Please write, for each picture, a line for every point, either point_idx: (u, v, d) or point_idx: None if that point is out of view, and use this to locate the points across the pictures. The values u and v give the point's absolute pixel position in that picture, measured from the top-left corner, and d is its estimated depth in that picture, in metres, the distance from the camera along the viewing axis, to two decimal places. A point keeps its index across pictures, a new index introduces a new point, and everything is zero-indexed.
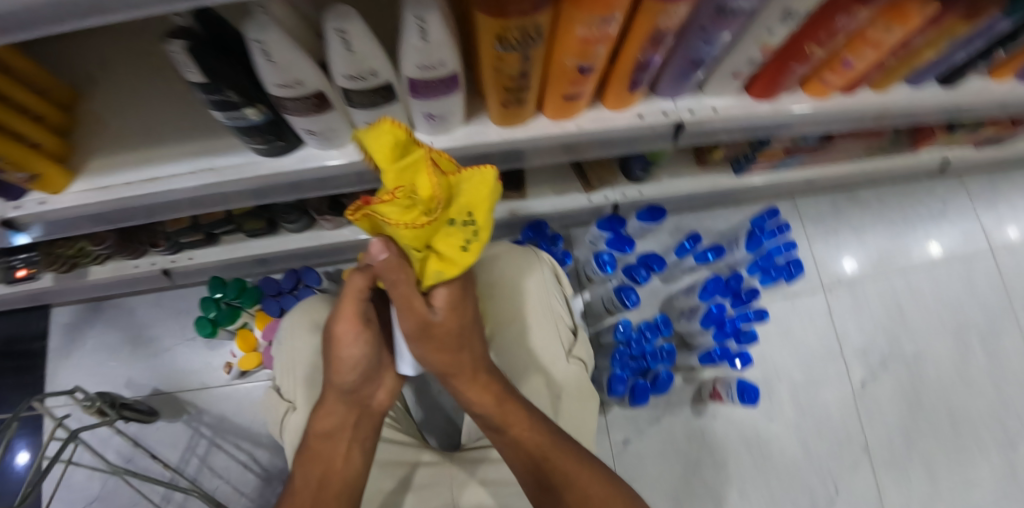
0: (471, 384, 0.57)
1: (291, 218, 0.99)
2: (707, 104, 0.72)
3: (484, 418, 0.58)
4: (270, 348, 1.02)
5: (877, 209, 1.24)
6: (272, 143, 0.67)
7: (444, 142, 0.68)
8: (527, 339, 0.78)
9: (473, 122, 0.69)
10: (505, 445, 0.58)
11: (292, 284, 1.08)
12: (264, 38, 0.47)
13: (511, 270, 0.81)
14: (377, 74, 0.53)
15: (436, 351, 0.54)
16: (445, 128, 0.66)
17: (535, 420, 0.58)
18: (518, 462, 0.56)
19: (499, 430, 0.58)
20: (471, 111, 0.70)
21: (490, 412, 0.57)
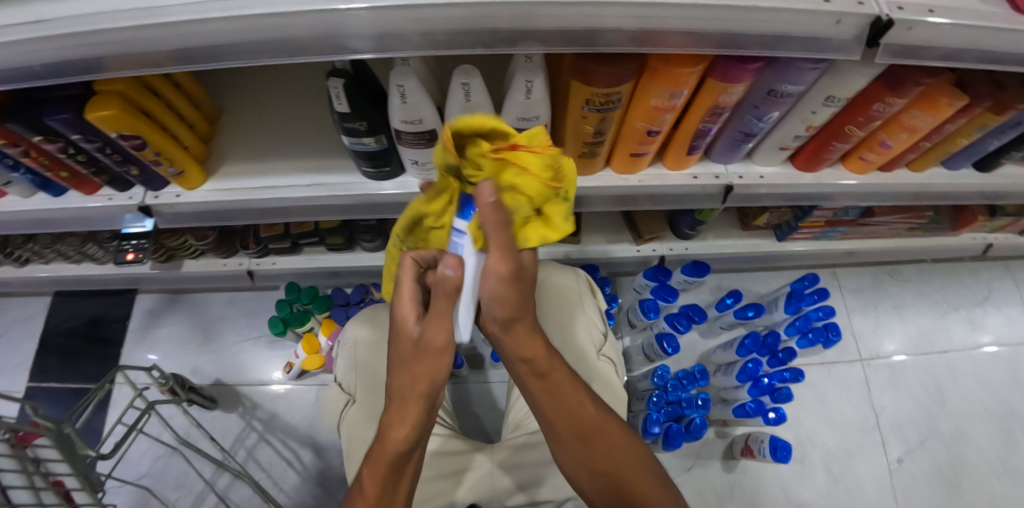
0: (525, 331, 0.58)
1: (369, 237, 1.12)
2: (755, 171, 0.82)
3: (532, 362, 0.59)
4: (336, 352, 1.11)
5: (919, 286, 1.27)
6: (379, 168, 0.80)
7: None
8: (563, 330, 0.84)
9: None
10: (544, 392, 0.60)
11: (360, 297, 1.19)
12: (405, 84, 0.60)
13: (551, 274, 0.90)
14: (483, 120, 0.66)
15: (505, 300, 0.54)
16: None
17: (574, 375, 0.62)
18: (556, 410, 0.59)
19: (541, 376, 0.60)
20: None
21: (538, 355, 0.59)
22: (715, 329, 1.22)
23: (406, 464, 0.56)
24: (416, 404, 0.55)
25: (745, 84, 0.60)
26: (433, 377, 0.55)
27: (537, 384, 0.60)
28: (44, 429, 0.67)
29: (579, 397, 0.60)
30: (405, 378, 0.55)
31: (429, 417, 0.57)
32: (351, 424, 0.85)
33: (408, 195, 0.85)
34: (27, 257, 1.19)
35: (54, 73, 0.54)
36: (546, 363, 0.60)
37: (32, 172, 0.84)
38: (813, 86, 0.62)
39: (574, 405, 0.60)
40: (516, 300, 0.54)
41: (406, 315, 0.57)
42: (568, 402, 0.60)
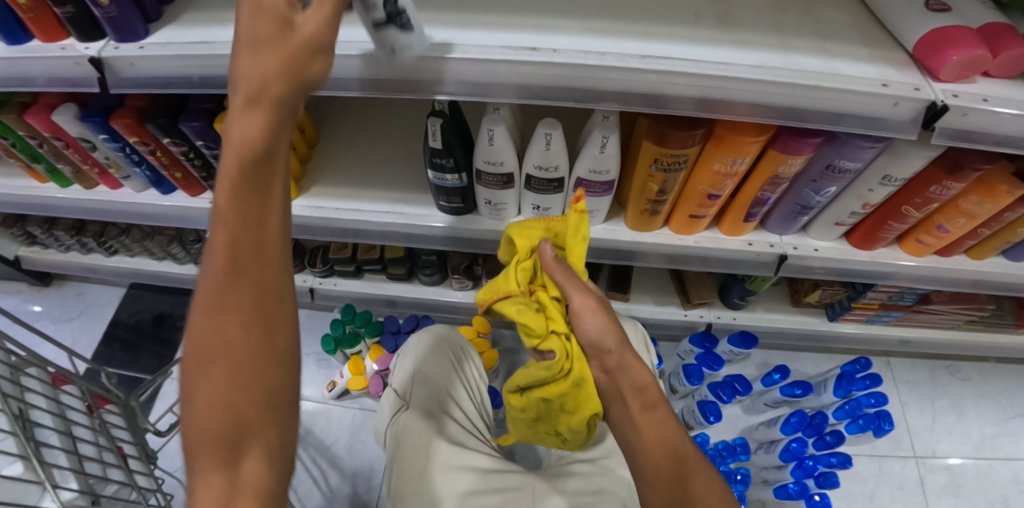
0: (630, 354, 0.59)
1: (428, 271, 1.18)
2: (810, 244, 0.85)
3: (642, 391, 0.57)
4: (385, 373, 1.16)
5: (982, 386, 1.21)
6: (454, 203, 0.87)
7: None
8: None
9: (610, 222, 0.86)
10: (649, 426, 0.55)
11: (411, 327, 1.24)
12: (494, 129, 0.68)
13: None
14: (558, 169, 0.73)
15: (600, 317, 0.60)
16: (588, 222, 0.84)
17: (679, 428, 0.56)
18: (659, 452, 0.53)
19: (649, 406, 0.56)
20: (611, 215, 0.88)
21: (648, 384, 0.58)
22: (758, 405, 1.18)
23: (271, 181, 0.38)
24: (271, 111, 0.37)
25: (805, 156, 0.65)
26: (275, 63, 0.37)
27: (646, 416, 0.56)
28: (114, 396, 0.72)
29: (683, 441, 0.55)
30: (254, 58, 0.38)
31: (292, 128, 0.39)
32: (400, 368, 0.92)
33: (475, 231, 0.91)
34: (118, 248, 1.32)
35: (207, 84, 0.65)
36: (655, 394, 0.57)
37: (151, 170, 0.97)
38: (871, 165, 0.67)
39: (680, 450, 0.54)
40: (606, 320, 0.60)
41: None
42: (670, 441, 0.54)
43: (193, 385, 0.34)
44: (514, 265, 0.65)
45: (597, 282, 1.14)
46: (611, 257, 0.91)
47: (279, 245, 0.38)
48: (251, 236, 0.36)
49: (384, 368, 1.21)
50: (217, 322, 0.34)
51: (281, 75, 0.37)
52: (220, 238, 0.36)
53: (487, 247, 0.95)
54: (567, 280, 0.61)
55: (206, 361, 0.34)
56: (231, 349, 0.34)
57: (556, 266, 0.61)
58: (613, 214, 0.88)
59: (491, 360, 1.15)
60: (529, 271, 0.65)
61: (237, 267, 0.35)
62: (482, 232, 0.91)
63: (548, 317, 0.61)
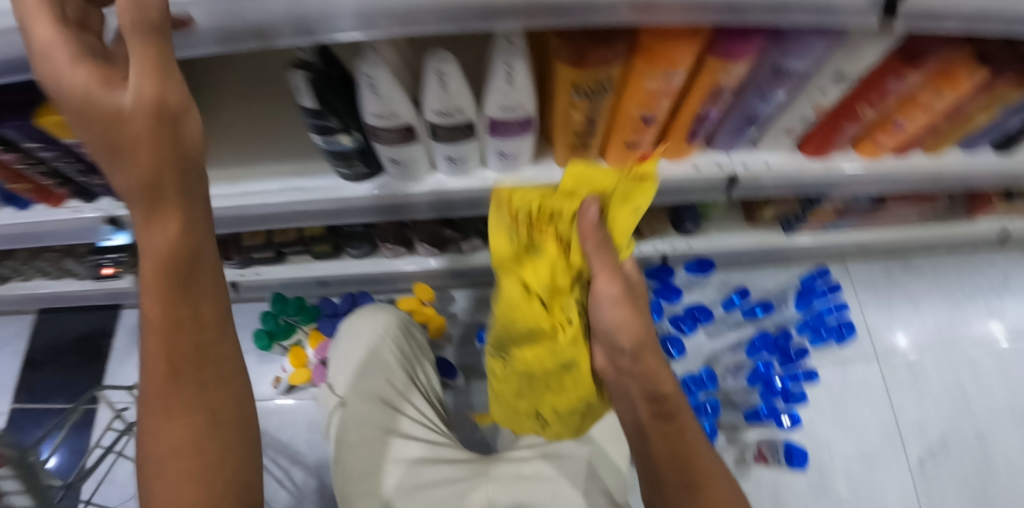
0: (648, 357, 0.53)
1: (355, 244, 1.06)
2: (761, 159, 0.76)
3: (660, 399, 0.52)
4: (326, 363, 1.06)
5: (935, 278, 1.22)
6: (357, 168, 0.74)
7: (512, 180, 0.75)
8: None
9: (540, 163, 0.75)
10: (661, 435, 0.51)
11: (347, 307, 1.13)
12: (373, 74, 0.55)
13: None
14: (463, 111, 0.60)
15: (625, 315, 0.54)
16: (513, 167, 0.73)
17: (702, 442, 0.52)
18: (671, 462, 0.50)
19: (667, 417, 0.52)
20: (539, 154, 0.76)
21: (670, 393, 0.52)
22: (723, 328, 1.12)
23: (196, 280, 0.35)
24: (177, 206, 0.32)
25: (747, 61, 0.55)
26: (170, 95, 0.30)
27: (658, 427, 0.51)
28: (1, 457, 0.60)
29: (702, 455, 0.51)
30: (135, 82, 0.30)
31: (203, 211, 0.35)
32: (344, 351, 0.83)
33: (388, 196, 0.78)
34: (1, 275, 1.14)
35: None
36: (673, 405, 0.52)
37: None
38: (821, 63, 0.57)
39: (695, 462, 0.50)
40: (633, 320, 0.54)
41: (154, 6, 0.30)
42: (686, 453, 0.50)
43: (151, 482, 0.36)
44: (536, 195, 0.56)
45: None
46: None
47: (218, 338, 0.37)
48: (186, 342, 0.35)
49: (323, 356, 1.12)
50: (170, 428, 0.36)
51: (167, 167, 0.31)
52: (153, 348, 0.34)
53: (408, 212, 0.83)
54: (600, 252, 0.54)
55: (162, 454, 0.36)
56: (186, 441, 0.36)
57: (593, 233, 0.53)
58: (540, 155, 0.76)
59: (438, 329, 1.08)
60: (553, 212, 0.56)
61: (179, 371, 0.35)
62: (396, 196, 0.78)
63: (552, 273, 0.57)
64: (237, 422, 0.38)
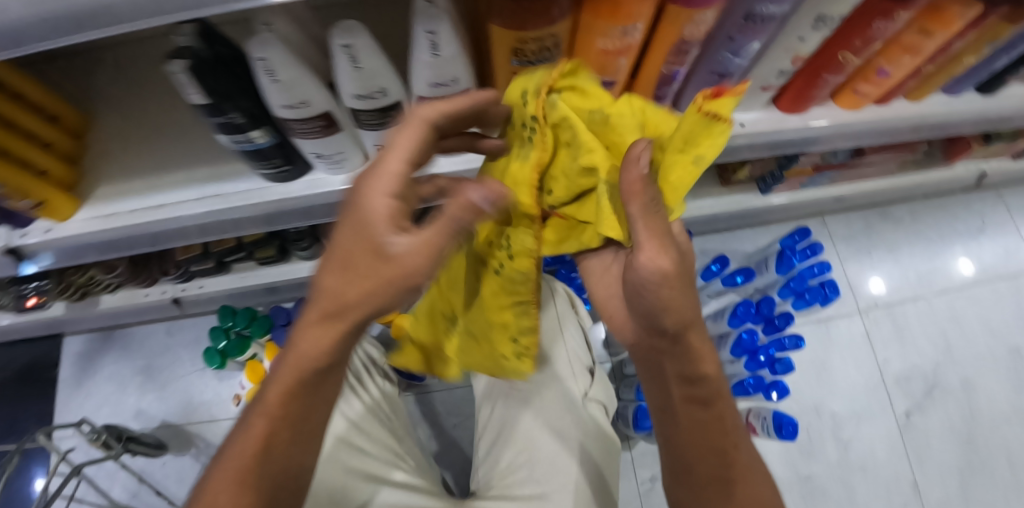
0: (697, 335, 0.48)
1: (303, 244, 0.97)
2: (734, 119, 0.69)
3: (698, 383, 0.49)
4: None
5: (914, 226, 1.19)
6: (280, 168, 0.63)
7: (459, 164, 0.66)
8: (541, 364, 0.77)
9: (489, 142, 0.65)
10: (696, 420, 0.50)
11: (302, 314, 1.04)
12: (267, 55, 0.45)
13: None
14: (387, 92, 0.51)
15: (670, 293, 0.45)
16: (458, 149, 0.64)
17: (737, 422, 0.51)
18: (705, 443, 0.50)
19: (705, 403, 0.50)
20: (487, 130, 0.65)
21: (710, 376, 0.49)
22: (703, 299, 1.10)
23: (321, 389, 0.47)
24: (342, 334, 0.44)
25: (715, 8, 0.46)
26: (424, 262, 0.40)
27: (691, 412, 0.50)
28: None
29: (739, 436, 0.51)
30: (408, 240, 0.40)
31: (352, 344, 0.46)
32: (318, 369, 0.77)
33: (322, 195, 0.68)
34: None
35: None
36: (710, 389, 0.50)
37: None
38: (799, 5, 0.49)
39: (729, 445, 0.50)
40: (683, 296, 0.45)
41: (398, 172, 0.42)
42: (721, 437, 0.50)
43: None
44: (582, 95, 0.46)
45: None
46: None
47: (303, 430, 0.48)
48: (287, 427, 0.47)
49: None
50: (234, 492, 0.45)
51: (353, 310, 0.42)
52: (261, 426, 0.46)
53: (351, 210, 0.74)
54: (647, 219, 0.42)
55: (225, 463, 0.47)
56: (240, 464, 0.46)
57: (640, 191, 0.40)
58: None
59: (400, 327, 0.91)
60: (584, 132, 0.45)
61: (266, 450, 0.46)
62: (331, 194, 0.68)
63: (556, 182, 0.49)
64: (283, 485, 0.48)
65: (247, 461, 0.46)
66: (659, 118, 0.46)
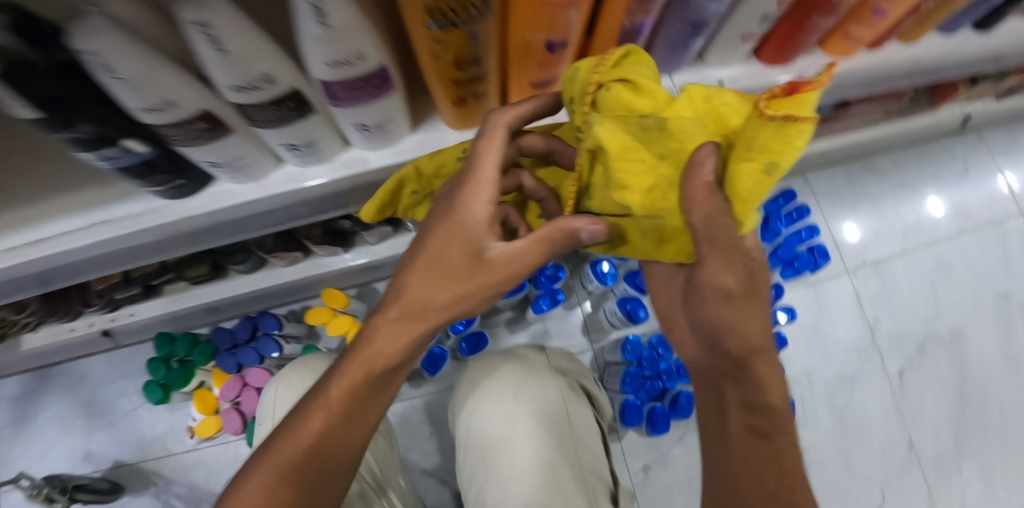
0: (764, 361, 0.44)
1: (236, 258, 0.80)
2: (711, 76, 0.59)
3: (756, 410, 0.44)
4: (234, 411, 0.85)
5: (898, 177, 1.13)
6: (169, 184, 0.50)
7: (387, 157, 0.53)
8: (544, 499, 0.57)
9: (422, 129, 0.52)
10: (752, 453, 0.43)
11: (248, 336, 0.86)
12: (93, 48, 0.32)
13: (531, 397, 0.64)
14: (275, 79, 0.39)
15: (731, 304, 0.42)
16: (387, 140, 0.52)
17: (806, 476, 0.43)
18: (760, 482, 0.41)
19: (765, 434, 0.43)
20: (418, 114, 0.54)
21: (778, 405, 0.44)
22: None
23: (383, 393, 0.46)
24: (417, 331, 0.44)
25: None
26: (518, 270, 0.41)
27: (747, 442, 0.43)
28: None
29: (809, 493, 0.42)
30: (507, 246, 0.41)
31: (420, 347, 0.46)
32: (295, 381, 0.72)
33: (227, 209, 0.55)
34: None
35: None
36: (771, 422, 0.44)
37: None
38: None
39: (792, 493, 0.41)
40: (752, 312, 0.43)
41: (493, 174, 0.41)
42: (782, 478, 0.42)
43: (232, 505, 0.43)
44: (616, 98, 0.37)
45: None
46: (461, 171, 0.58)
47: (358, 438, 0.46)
48: (341, 428, 0.44)
49: (234, 397, 0.86)
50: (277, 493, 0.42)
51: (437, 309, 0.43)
52: (315, 423, 0.44)
53: (267, 221, 0.60)
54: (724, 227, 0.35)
55: (270, 457, 0.44)
56: (289, 458, 0.43)
57: (703, 201, 0.34)
58: (418, 116, 0.53)
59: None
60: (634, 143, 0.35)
61: (313, 454, 0.44)
62: (239, 206, 0.55)
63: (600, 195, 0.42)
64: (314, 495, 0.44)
65: (296, 456, 0.43)
66: (728, 107, 0.35)
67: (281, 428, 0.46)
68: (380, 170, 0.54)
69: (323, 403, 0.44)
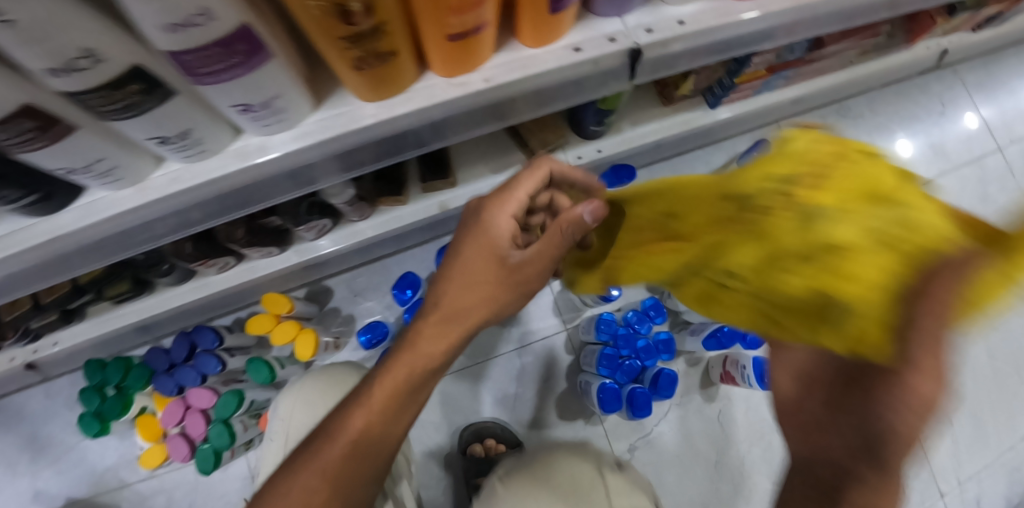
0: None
1: (160, 270, 0.69)
2: (670, 15, 0.48)
3: None
4: (182, 437, 0.73)
5: (873, 120, 1.08)
6: (21, 202, 0.39)
7: (287, 144, 0.43)
8: None
9: (326, 108, 0.43)
10: None
11: (185, 354, 0.73)
12: None
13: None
14: (105, 55, 0.29)
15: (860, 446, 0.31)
16: (284, 122, 0.41)
17: None
18: None
19: None
20: (320, 86, 0.44)
21: None
22: None
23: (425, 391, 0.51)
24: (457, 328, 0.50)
25: None
26: (540, 269, 0.49)
27: None
28: None
29: None
30: (524, 253, 0.49)
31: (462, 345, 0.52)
32: (323, 399, 0.63)
33: (105, 224, 0.44)
34: None
35: None
36: None
37: None
38: None
39: None
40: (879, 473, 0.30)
41: (523, 190, 0.50)
42: None
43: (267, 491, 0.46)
44: (845, 166, 0.29)
45: (406, 177, 0.70)
46: (382, 156, 0.48)
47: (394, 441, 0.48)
48: (380, 429, 0.47)
49: (178, 422, 0.74)
50: (314, 485, 0.45)
51: (473, 307, 0.50)
52: (358, 422, 0.47)
53: (156, 231, 0.48)
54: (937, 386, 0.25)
55: (315, 455, 0.46)
56: (333, 453, 0.46)
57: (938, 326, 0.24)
58: (319, 89, 0.43)
59: (313, 344, 0.70)
60: (859, 241, 0.26)
61: (358, 451, 0.46)
62: (120, 219, 0.45)
63: (738, 268, 0.32)
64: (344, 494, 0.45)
65: (341, 452, 0.46)
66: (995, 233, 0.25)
67: (322, 428, 0.49)
68: (280, 160, 0.44)
69: (365, 402, 0.47)
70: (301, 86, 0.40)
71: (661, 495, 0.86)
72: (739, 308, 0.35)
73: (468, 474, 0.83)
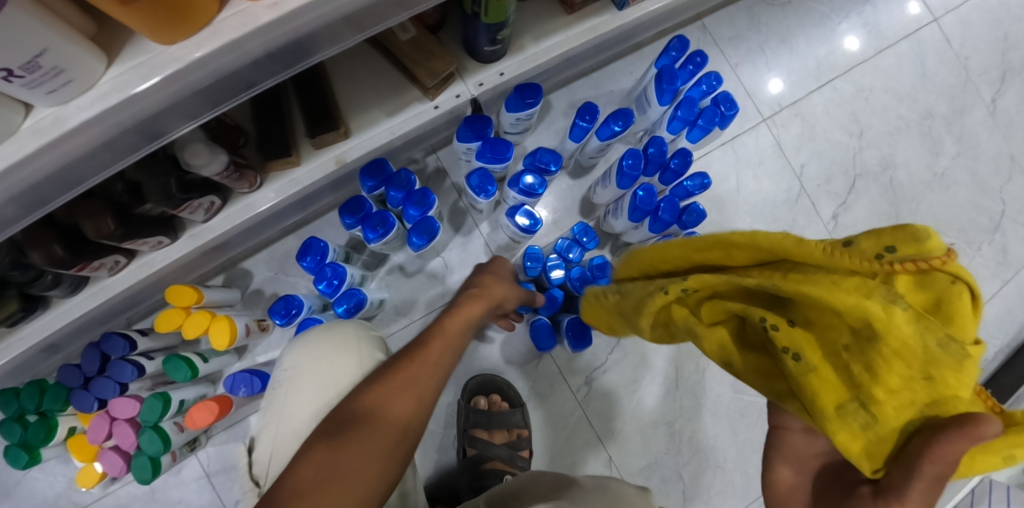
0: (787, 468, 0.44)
1: (46, 282, 0.59)
2: None
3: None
4: (116, 452, 0.69)
5: (804, 5, 1.02)
6: None
7: (89, 111, 0.36)
8: None
9: (128, 60, 0.36)
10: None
11: (97, 367, 0.67)
12: None
13: None
14: None
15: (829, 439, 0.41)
16: (71, 84, 0.34)
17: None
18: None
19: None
20: (111, 33, 0.36)
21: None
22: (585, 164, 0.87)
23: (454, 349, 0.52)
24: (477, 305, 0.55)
25: None
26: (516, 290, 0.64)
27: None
28: None
29: None
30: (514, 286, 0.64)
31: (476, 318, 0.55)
32: (329, 358, 0.54)
33: None
34: None
35: None
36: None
37: None
38: None
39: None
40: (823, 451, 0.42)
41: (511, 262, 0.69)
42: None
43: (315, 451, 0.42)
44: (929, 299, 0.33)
45: (291, 134, 0.63)
46: (210, 92, 0.43)
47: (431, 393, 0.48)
48: (425, 379, 0.46)
49: (108, 436, 0.69)
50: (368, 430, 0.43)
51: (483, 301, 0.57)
52: (407, 372, 0.46)
53: None
54: (921, 495, 0.32)
55: (356, 427, 0.43)
56: (387, 398, 0.44)
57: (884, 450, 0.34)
58: (109, 39, 0.36)
59: (229, 332, 0.66)
60: (929, 353, 0.31)
61: (407, 397, 0.45)
62: None
63: (817, 370, 0.35)
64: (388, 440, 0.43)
65: (401, 389, 0.45)
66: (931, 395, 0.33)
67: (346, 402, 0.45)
68: (87, 130, 0.37)
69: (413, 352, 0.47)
70: (73, 35, 0.32)
71: (624, 419, 0.86)
72: (761, 367, 0.39)
73: (466, 423, 0.81)
